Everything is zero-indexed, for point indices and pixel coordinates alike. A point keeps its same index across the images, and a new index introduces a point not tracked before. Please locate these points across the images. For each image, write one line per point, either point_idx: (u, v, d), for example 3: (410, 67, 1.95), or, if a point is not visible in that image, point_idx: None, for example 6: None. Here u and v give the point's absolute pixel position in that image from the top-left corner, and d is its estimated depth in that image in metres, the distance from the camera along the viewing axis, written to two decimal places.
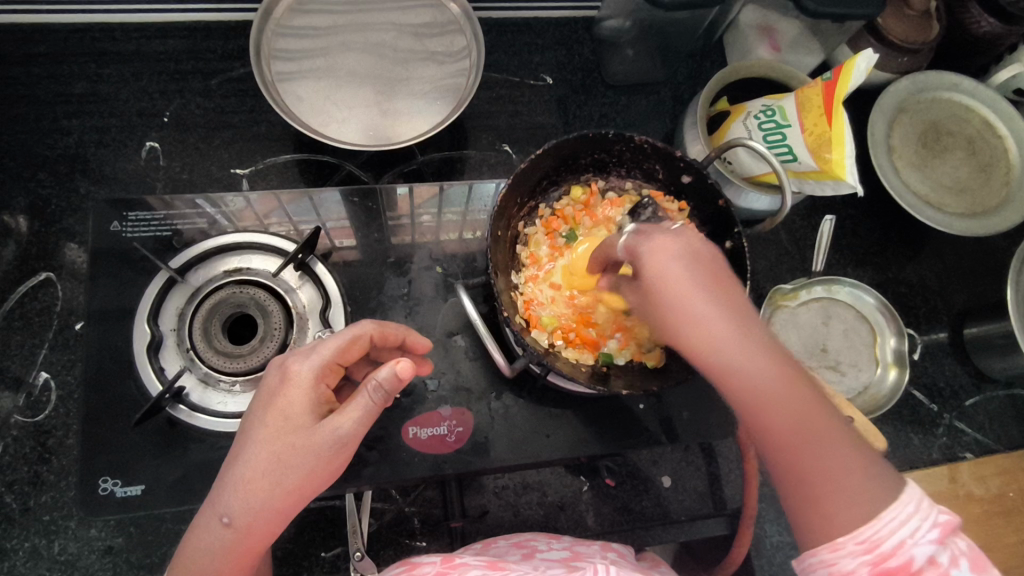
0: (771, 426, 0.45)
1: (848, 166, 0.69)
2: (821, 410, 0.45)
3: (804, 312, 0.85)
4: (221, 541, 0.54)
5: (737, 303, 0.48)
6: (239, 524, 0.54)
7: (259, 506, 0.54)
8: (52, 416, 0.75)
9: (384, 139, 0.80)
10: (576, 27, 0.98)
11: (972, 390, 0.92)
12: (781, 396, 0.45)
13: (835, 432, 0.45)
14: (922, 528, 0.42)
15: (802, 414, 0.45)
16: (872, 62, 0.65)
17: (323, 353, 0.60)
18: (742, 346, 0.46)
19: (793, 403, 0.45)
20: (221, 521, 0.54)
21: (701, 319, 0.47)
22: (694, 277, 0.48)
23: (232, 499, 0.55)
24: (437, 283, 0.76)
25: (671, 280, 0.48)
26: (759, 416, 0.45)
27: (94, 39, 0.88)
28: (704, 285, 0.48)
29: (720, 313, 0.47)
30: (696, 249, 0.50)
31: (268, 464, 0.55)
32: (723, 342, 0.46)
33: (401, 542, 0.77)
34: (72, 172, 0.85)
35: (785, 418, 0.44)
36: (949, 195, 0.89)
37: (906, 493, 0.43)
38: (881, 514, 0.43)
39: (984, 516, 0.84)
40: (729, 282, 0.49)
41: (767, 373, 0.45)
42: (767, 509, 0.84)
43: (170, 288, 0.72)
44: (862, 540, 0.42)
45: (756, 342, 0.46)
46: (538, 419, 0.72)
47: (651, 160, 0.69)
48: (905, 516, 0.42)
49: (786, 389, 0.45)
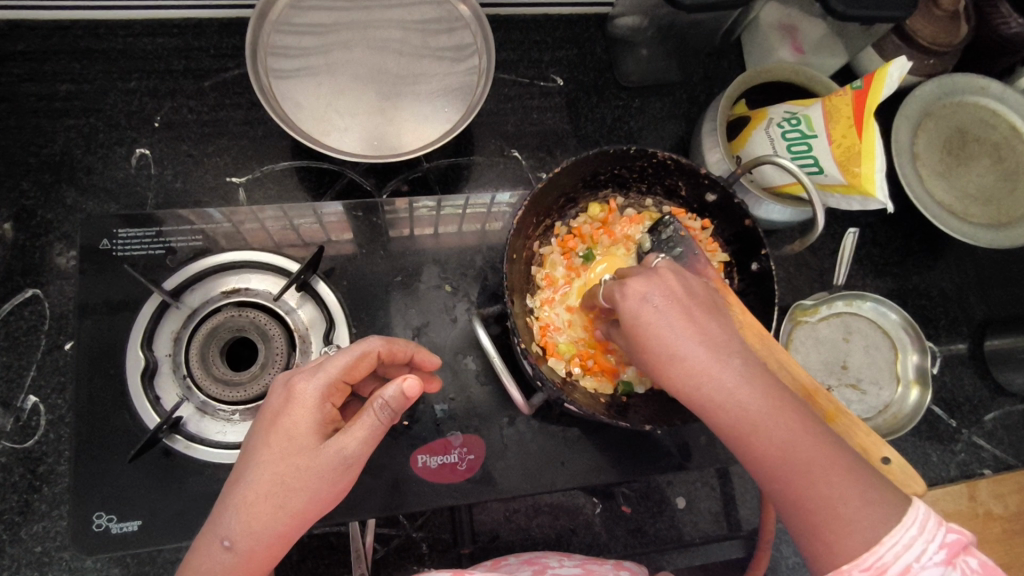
0: (763, 457, 0.45)
1: (878, 182, 0.65)
2: (813, 435, 0.45)
3: (824, 328, 0.82)
4: (220, 565, 0.50)
5: (715, 337, 0.48)
6: (240, 548, 0.50)
7: (259, 530, 0.51)
8: (42, 441, 0.72)
9: (389, 148, 0.75)
10: (588, 24, 0.93)
11: (992, 404, 0.89)
12: (767, 426, 0.45)
13: (834, 457, 0.44)
14: (928, 551, 0.41)
15: (792, 442, 0.44)
16: (904, 71, 0.61)
17: (329, 371, 0.55)
18: (723, 382, 0.47)
19: (780, 432, 0.44)
20: (221, 545, 0.51)
21: (678, 356, 0.48)
22: (669, 314, 0.49)
23: (233, 522, 0.51)
24: (446, 302, 0.73)
25: (647, 319, 0.50)
26: (747, 448, 0.46)
27: (77, 37, 0.83)
28: (679, 322, 0.49)
29: (697, 350, 0.48)
30: (672, 286, 0.51)
31: (271, 487, 0.51)
32: (702, 378, 0.47)
33: (408, 568, 0.75)
34: (57, 180, 0.80)
35: (773, 448, 0.44)
36: (975, 204, 0.85)
37: (910, 515, 0.42)
38: (884, 539, 0.41)
39: (1005, 535, 0.81)
40: (708, 317, 0.50)
41: (749, 404, 0.45)
42: (781, 529, 0.83)
43: (165, 311, 0.68)
44: (868, 567, 0.41)
45: (736, 375, 0.46)
46: (551, 445, 0.70)
47: (674, 176, 0.66)
48: (910, 539, 0.41)
49: (773, 418, 0.45)
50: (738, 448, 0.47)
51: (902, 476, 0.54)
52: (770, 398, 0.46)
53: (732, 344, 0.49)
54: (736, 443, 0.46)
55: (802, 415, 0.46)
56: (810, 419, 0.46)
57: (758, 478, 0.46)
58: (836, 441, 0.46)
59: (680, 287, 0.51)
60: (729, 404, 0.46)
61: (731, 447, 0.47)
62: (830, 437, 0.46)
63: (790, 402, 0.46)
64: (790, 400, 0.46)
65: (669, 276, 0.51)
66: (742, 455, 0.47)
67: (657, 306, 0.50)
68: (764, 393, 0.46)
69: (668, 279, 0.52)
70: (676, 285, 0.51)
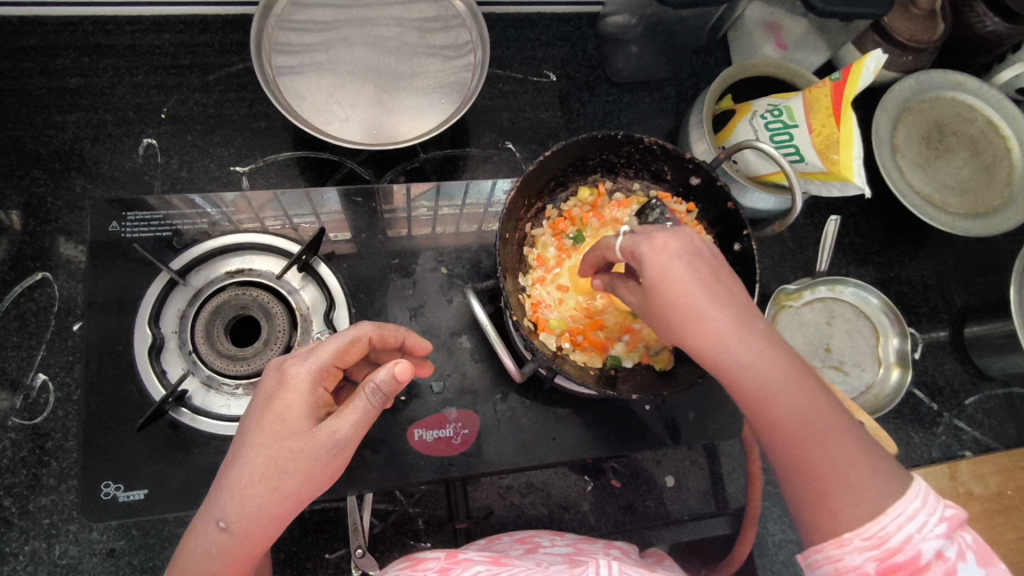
0: (777, 424, 0.46)
1: (856, 168, 0.68)
2: (825, 404, 0.46)
3: (808, 311, 0.85)
4: (218, 545, 0.53)
5: (738, 301, 0.50)
6: (236, 529, 0.53)
7: (253, 511, 0.53)
8: (51, 418, 0.74)
9: (387, 138, 0.78)
10: (580, 23, 0.96)
11: (972, 389, 0.92)
12: (781, 389, 0.46)
13: (842, 427, 0.45)
14: (930, 523, 0.42)
15: (802, 408, 0.46)
16: (880, 64, 0.64)
17: (321, 355, 0.57)
18: (745, 344, 0.48)
19: (795, 397, 0.46)
20: (217, 525, 0.53)
21: (701, 318, 0.49)
22: (697, 277, 0.50)
23: (228, 504, 0.53)
24: (442, 284, 0.76)
25: (674, 281, 0.50)
26: (759, 412, 0.47)
27: (86, 33, 0.86)
28: (707, 285, 0.50)
29: (722, 313, 0.49)
30: (699, 250, 0.52)
31: (265, 469, 0.53)
32: (726, 340, 0.48)
33: (405, 543, 0.77)
34: (67, 169, 0.83)
35: (784, 413, 0.45)
36: (952, 195, 0.88)
37: (912, 488, 0.43)
38: (888, 509, 0.42)
39: (984, 514, 0.84)
40: (732, 281, 0.51)
41: (767, 366, 0.47)
42: (768, 507, 0.85)
43: (172, 290, 0.71)
44: (868, 536, 0.42)
45: (756, 338, 0.48)
46: (543, 421, 0.72)
47: (660, 161, 0.69)
48: (912, 511, 0.42)
49: (788, 383, 0.46)
50: (749, 410, 0.48)
51: None
52: (786, 362, 0.47)
53: (752, 311, 0.50)
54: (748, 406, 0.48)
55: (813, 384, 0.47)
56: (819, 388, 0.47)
57: (767, 444, 0.47)
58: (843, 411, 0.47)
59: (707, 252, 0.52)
60: (748, 365, 0.47)
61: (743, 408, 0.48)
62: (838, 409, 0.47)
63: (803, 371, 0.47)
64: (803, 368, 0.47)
65: (696, 240, 0.52)
66: (755, 421, 0.48)
67: (684, 269, 0.51)
68: (781, 358, 0.47)
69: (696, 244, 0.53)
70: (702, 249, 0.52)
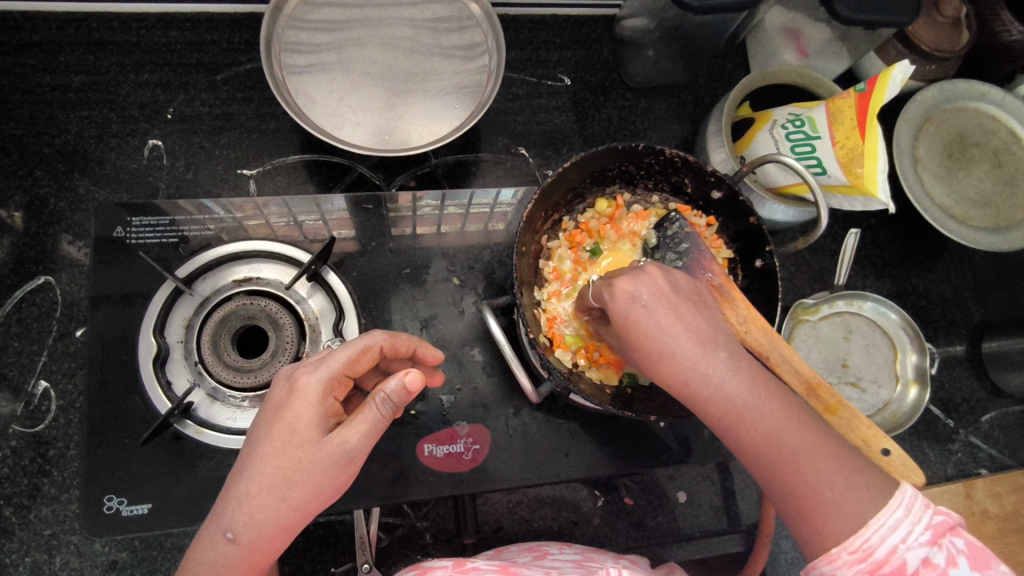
0: (754, 451, 0.45)
1: (880, 183, 0.66)
2: (801, 424, 0.45)
3: (825, 326, 0.83)
4: (225, 556, 0.51)
5: (701, 331, 0.48)
6: (243, 540, 0.51)
7: (263, 522, 0.51)
8: (52, 426, 0.73)
9: (399, 143, 0.76)
10: (595, 25, 0.94)
11: (988, 405, 0.90)
12: (755, 417, 0.45)
13: (821, 444, 0.45)
14: (913, 532, 0.41)
15: (779, 431, 0.44)
16: (907, 74, 0.61)
17: (332, 365, 0.55)
18: (712, 379, 0.46)
19: (768, 422, 0.45)
20: (225, 537, 0.52)
21: (666, 354, 0.48)
22: (657, 313, 0.49)
23: (236, 515, 0.52)
24: (454, 294, 0.74)
25: (636, 318, 0.49)
26: (736, 440, 0.46)
27: (90, 29, 0.84)
28: (668, 320, 0.48)
29: (686, 346, 0.47)
30: (660, 285, 0.50)
31: (272, 479, 0.52)
32: (692, 374, 0.47)
33: (412, 557, 0.76)
34: (70, 169, 0.81)
35: (761, 437, 0.44)
36: (974, 208, 0.85)
37: (896, 499, 0.42)
38: (870, 522, 0.42)
39: (1001, 534, 0.82)
40: (694, 312, 0.49)
41: (737, 396, 0.45)
42: (780, 525, 0.84)
43: (178, 299, 0.70)
44: (854, 550, 0.41)
45: (723, 369, 0.46)
46: (556, 437, 0.71)
47: (680, 173, 0.67)
48: (894, 522, 0.42)
49: (761, 408, 0.45)
50: (727, 439, 0.47)
51: (904, 468, 0.52)
52: (756, 389, 0.46)
53: (719, 339, 0.48)
54: (725, 433, 0.47)
55: (790, 405, 0.46)
56: (795, 407, 0.46)
57: (749, 467, 0.47)
58: (823, 426, 0.46)
59: (668, 284, 0.50)
60: (717, 397, 0.46)
61: (720, 437, 0.47)
62: (816, 425, 0.46)
63: (776, 391, 0.46)
64: (777, 390, 0.46)
65: (657, 275, 0.51)
66: (733, 447, 0.47)
67: (646, 304, 0.49)
68: (752, 384, 0.46)
69: (655, 277, 0.51)
70: (663, 283, 0.51)
